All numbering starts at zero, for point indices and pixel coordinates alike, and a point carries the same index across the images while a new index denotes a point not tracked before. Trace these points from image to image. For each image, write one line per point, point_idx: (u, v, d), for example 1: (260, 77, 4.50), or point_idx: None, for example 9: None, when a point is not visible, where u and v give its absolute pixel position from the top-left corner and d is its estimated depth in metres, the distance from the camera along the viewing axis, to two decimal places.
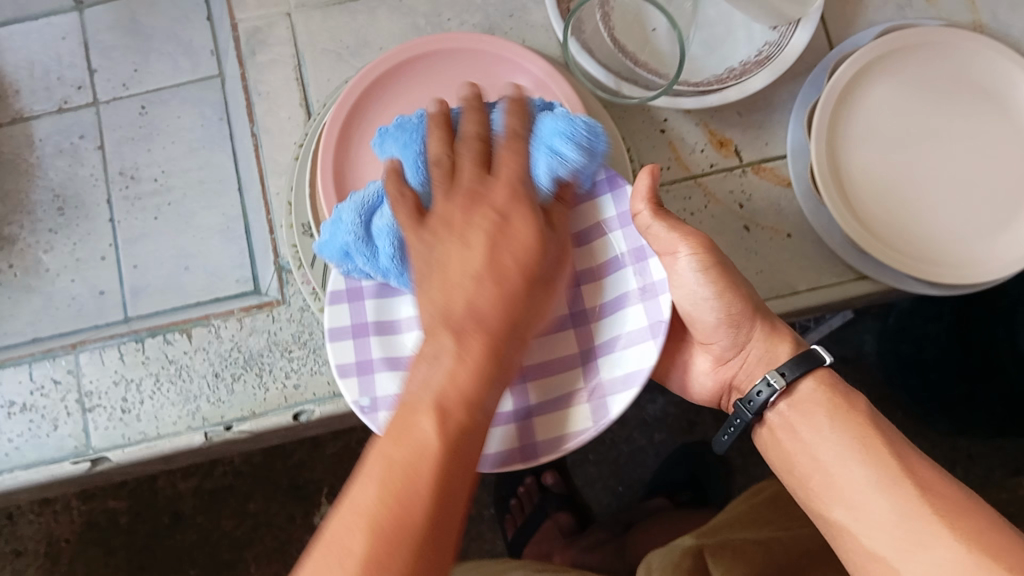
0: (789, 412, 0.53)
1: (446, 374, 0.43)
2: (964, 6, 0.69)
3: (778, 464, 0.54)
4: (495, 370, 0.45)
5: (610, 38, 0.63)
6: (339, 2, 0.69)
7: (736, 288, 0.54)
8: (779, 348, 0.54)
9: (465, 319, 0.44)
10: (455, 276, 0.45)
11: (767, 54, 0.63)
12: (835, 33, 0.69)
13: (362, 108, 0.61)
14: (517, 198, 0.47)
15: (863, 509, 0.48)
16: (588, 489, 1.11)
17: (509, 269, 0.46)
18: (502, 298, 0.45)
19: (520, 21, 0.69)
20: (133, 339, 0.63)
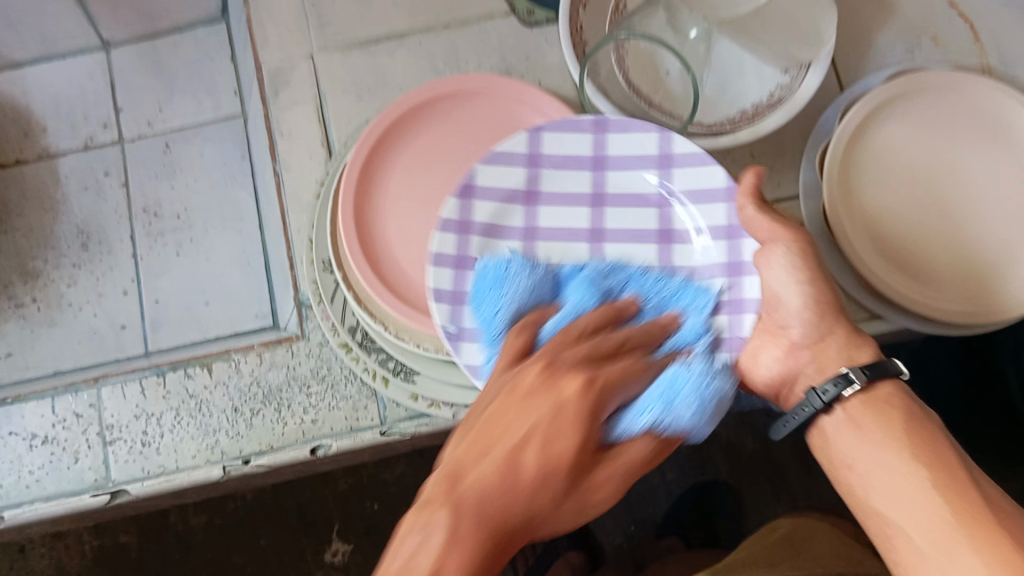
0: (860, 407, 0.52)
1: (431, 557, 0.38)
2: (973, 49, 0.70)
3: (832, 459, 0.53)
4: (484, 572, 0.40)
5: (625, 81, 0.64)
6: (359, 45, 0.71)
7: (823, 280, 0.54)
8: (861, 351, 0.53)
9: (474, 507, 0.41)
10: (482, 463, 0.43)
11: (778, 96, 0.64)
12: (845, 76, 0.70)
13: (384, 147, 0.62)
14: (586, 395, 0.45)
15: (920, 508, 0.47)
16: (599, 529, 1.11)
17: (529, 471, 0.43)
18: (508, 495, 0.42)
19: (536, 62, 0.71)
20: (154, 373, 0.64)
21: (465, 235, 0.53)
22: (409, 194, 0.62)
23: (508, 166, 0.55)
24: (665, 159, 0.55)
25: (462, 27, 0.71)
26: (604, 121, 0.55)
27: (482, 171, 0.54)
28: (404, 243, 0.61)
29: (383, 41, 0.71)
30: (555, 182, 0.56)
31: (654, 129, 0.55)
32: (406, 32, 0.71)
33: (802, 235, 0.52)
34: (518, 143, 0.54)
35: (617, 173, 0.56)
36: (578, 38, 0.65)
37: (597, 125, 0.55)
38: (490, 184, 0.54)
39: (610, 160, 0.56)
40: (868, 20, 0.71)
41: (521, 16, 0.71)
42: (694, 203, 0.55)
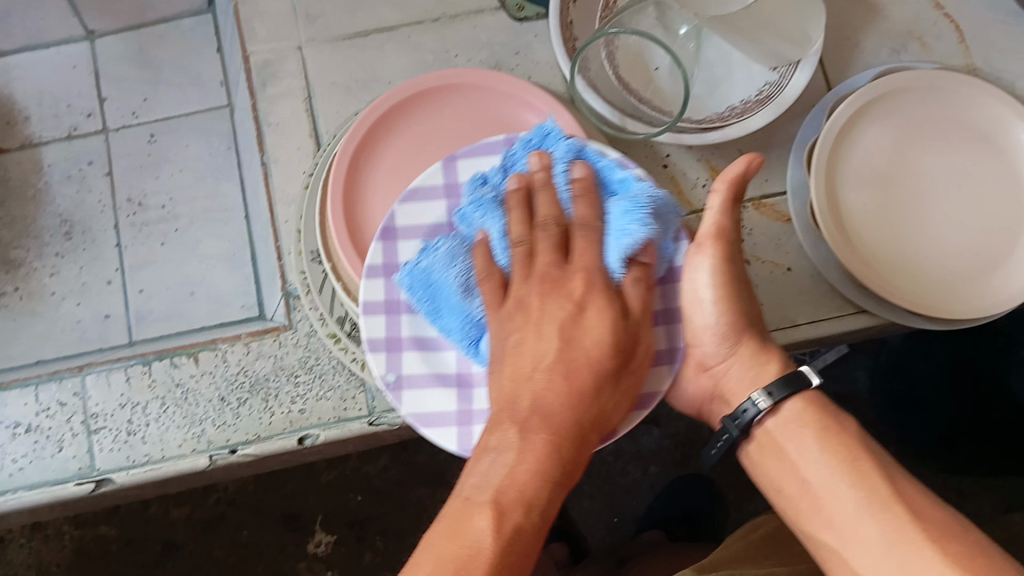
0: (775, 429, 0.54)
1: (505, 471, 0.43)
2: (957, 51, 0.71)
3: (767, 485, 0.55)
4: (568, 463, 0.45)
5: (615, 77, 0.64)
6: (349, 37, 0.70)
7: (736, 298, 0.55)
8: (766, 368, 0.56)
9: (530, 417, 0.45)
10: (524, 371, 0.47)
11: (768, 93, 0.65)
12: (830, 76, 0.71)
13: (384, 128, 0.63)
14: (592, 287, 0.48)
15: (853, 533, 0.50)
16: (582, 523, 1.12)
17: (579, 359, 0.47)
18: (570, 402, 0.46)
19: (525, 58, 0.71)
20: (140, 362, 0.64)
21: (390, 241, 0.51)
22: (397, 178, 0.62)
23: (427, 202, 0.52)
24: None
25: (452, 21, 0.71)
26: (515, 138, 0.53)
27: (401, 210, 0.52)
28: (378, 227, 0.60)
29: (373, 34, 0.71)
30: None
31: (570, 139, 0.53)
32: (396, 25, 0.71)
33: (731, 253, 0.54)
34: (432, 175, 0.52)
35: None
36: (568, 34, 0.65)
37: (509, 142, 0.53)
38: (410, 223, 0.52)
39: None
40: (855, 21, 0.72)
41: (510, 12, 0.71)
42: None
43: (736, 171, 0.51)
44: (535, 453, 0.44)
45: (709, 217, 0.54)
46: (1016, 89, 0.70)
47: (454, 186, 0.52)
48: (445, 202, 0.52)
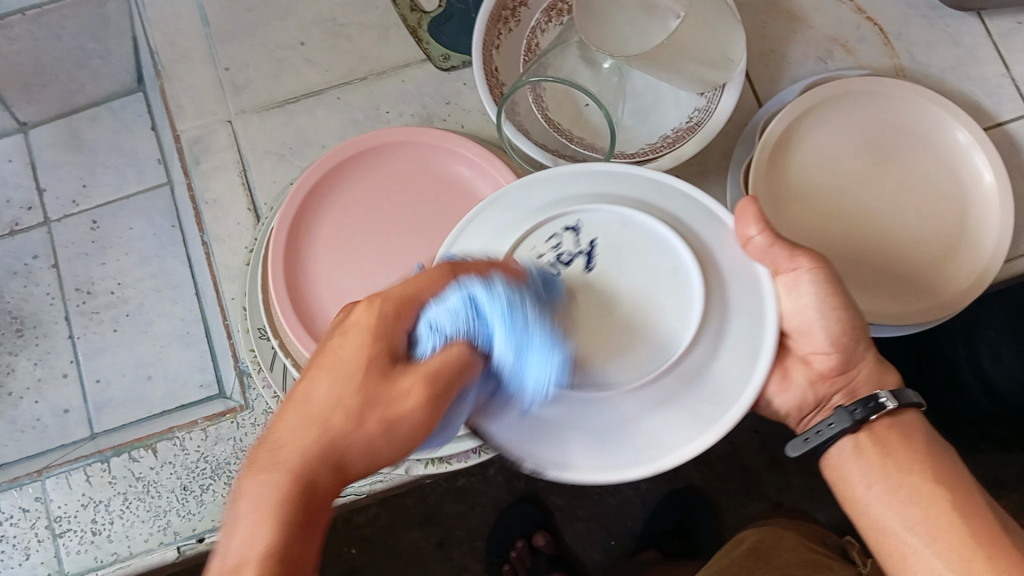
0: (887, 428, 0.51)
1: (241, 525, 0.36)
2: (883, 52, 0.71)
3: (851, 486, 0.52)
4: (307, 499, 0.37)
5: (544, 119, 0.65)
6: (278, 105, 0.70)
7: (846, 304, 0.52)
8: (887, 377, 0.55)
9: (317, 446, 0.38)
10: (320, 387, 0.40)
11: (696, 119, 0.65)
12: (761, 92, 0.70)
13: (391, 153, 0.64)
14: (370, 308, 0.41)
15: (943, 535, 0.48)
16: (579, 548, 1.16)
17: (338, 367, 0.40)
18: (330, 417, 0.39)
19: (456, 107, 0.70)
20: (98, 459, 0.63)
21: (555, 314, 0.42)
22: (360, 207, 0.63)
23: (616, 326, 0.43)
24: None
25: (379, 77, 0.70)
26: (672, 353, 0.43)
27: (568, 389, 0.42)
28: (324, 247, 0.62)
29: (301, 98, 0.70)
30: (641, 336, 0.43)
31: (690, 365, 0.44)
32: (324, 87, 0.70)
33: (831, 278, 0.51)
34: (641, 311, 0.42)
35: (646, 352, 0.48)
36: (495, 80, 0.65)
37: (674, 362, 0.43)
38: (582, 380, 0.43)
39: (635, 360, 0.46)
40: (779, 33, 0.71)
41: (436, 62, 0.70)
42: None
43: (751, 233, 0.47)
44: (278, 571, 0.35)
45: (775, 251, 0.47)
46: (945, 86, 0.70)
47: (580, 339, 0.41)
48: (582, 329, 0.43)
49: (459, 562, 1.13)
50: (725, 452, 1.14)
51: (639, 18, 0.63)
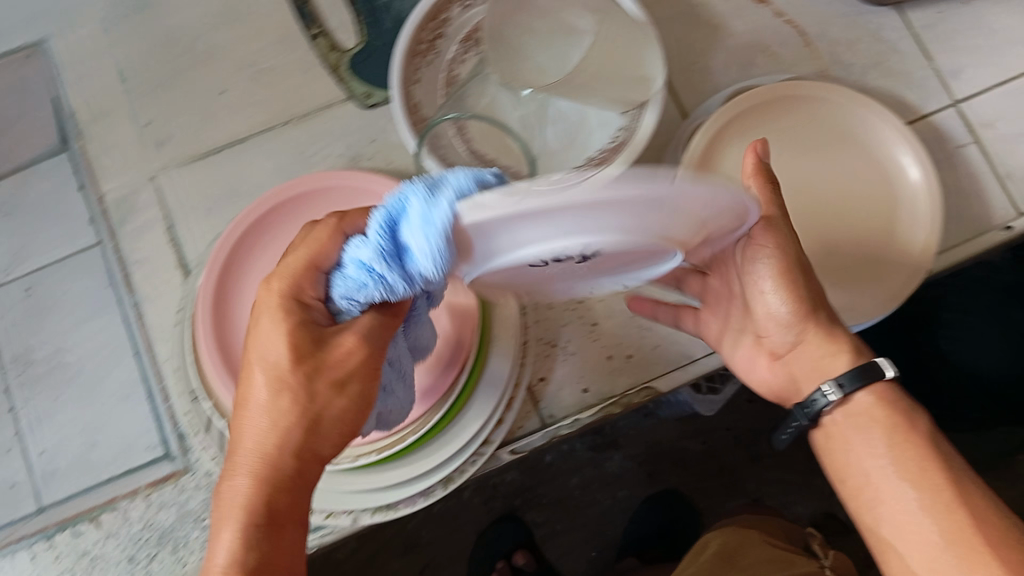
0: (841, 420, 0.52)
1: (247, 472, 0.44)
2: (803, 55, 0.70)
3: (837, 464, 0.52)
4: (287, 474, 0.45)
5: (469, 152, 0.64)
6: (200, 156, 0.68)
7: (808, 283, 0.52)
8: (837, 359, 0.51)
9: (284, 413, 0.44)
10: (281, 361, 0.44)
11: (621, 139, 0.63)
12: (687, 102, 0.70)
13: (320, 200, 0.64)
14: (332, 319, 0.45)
15: (919, 538, 0.47)
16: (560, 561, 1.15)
17: (303, 357, 0.44)
18: (287, 409, 0.44)
19: (383, 143, 0.68)
20: (42, 536, 0.63)
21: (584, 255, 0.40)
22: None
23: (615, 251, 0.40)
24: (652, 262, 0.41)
25: (304, 118, 0.69)
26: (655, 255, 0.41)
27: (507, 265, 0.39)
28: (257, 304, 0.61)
29: (225, 148, 0.68)
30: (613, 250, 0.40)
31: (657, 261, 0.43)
32: (247, 134, 0.68)
33: (791, 259, 0.50)
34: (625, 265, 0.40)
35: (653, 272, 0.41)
36: (416, 115, 0.64)
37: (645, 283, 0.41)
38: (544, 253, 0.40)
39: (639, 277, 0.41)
40: (700, 44, 0.70)
41: (359, 100, 0.69)
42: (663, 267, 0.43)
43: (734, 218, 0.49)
44: (273, 469, 0.44)
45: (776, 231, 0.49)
46: (870, 81, 0.70)
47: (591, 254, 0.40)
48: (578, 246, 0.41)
49: None
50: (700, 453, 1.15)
51: (557, 39, 0.66)
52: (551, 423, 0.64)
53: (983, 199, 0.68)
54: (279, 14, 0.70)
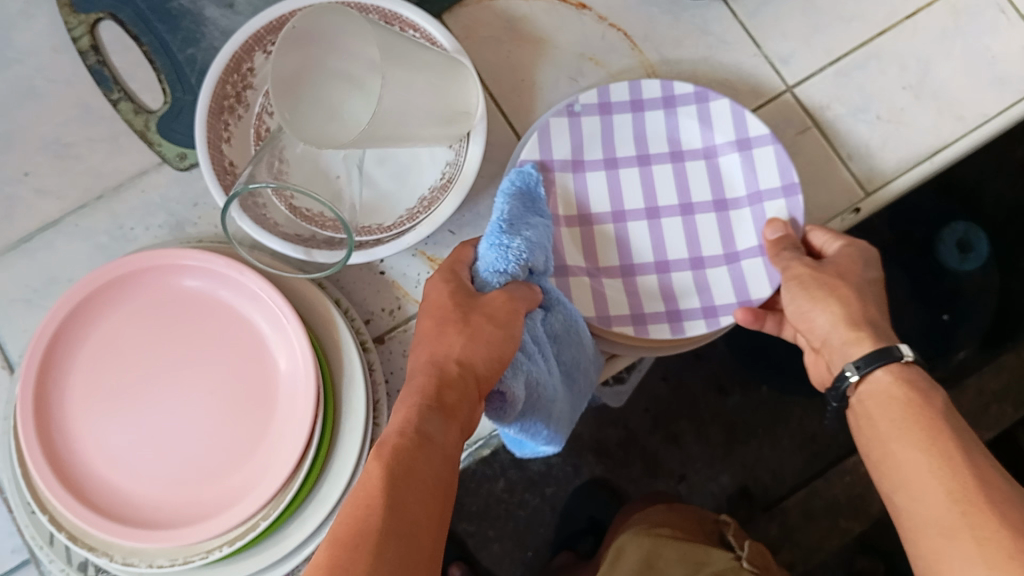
0: (869, 399, 0.52)
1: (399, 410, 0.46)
2: (632, 57, 0.68)
3: (863, 443, 0.52)
4: (445, 402, 0.46)
5: (291, 209, 0.60)
6: (14, 246, 0.65)
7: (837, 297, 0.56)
8: (861, 344, 0.54)
9: (451, 353, 0.49)
10: (440, 314, 0.52)
11: (449, 175, 0.63)
12: (517, 122, 0.68)
13: (133, 279, 0.58)
14: (509, 300, 0.52)
15: (922, 490, 0.45)
16: (498, 567, 1.25)
17: (475, 313, 0.51)
18: (446, 348, 0.50)
19: (205, 207, 0.66)
20: None
21: (610, 171, 0.65)
22: (116, 345, 0.58)
23: (599, 197, 0.64)
24: (652, 211, 0.64)
25: (116, 192, 0.66)
26: (621, 214, 0.64)
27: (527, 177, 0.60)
28: (89, 402, 0.57)
29: (37, 234, 0.65)
30: (634, 194, 0.65)
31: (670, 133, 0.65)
32: (60, 216, 0.65)
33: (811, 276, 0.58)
34: (602, 204, 0.64)
35: (670, 222, 0.64)
36: (233, 177, 0.62)
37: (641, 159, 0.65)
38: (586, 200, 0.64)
39: (653, 158, 0.65)
40: (526, 60, 0.68)
41: (174, 163, 0.66)
42: (718, 174, 0.65)
43: (777, 236, 0.61)
44: (425, 398, 0.46)
45: (785, 259, 0.60)
46: (700, 77, 0.69)
47: (610, 160, 0.65)
48: (602, 173, 0.65)
49: None
50: (620, 438, 1.25)
51: None
52: None
53: (829, 183, 0.68)
54: (79, 83, 0.66)
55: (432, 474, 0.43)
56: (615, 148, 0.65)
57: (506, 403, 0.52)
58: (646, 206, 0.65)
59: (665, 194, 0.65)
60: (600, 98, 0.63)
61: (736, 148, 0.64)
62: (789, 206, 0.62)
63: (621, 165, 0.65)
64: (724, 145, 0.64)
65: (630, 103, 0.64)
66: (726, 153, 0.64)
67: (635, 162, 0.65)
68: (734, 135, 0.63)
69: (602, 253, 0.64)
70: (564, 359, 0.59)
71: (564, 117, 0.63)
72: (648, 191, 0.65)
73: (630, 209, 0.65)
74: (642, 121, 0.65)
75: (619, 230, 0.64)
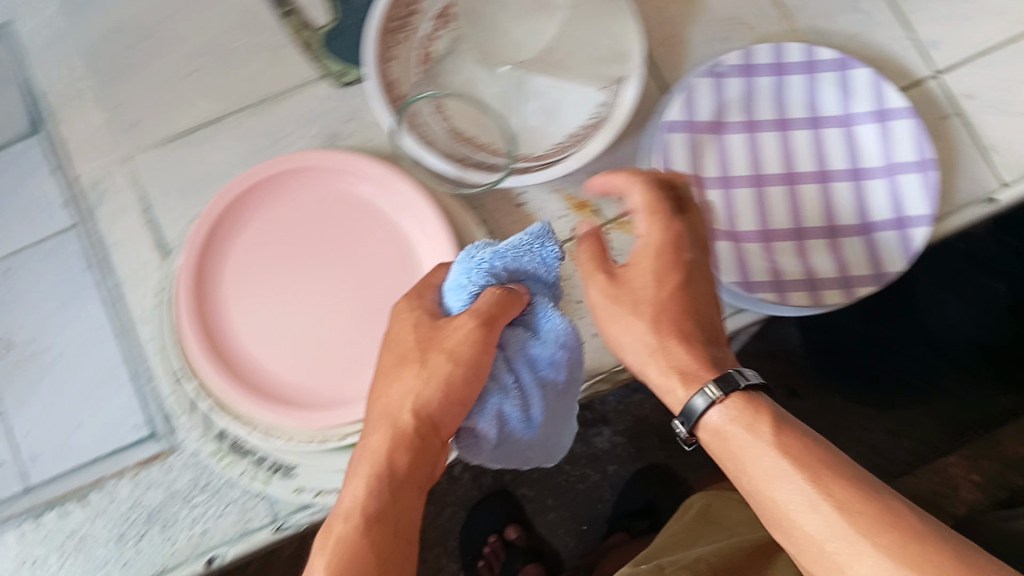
0: (727, 423, 0.44)
1: (354, 486, 0.46)
2: (782, 27, 0.70)
3: (732, 468, 0.44)
4: (417, 459, 0.47)
5: (447, 129, 0.63)
6: (175, 138, 0.68)
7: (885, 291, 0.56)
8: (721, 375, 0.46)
9: (405, 400, 0.48)
10: (394, 354, 0.50)
11: (600, 114, 0.64)
12: (665, 76, 0.70)
13: (307, 175, 0.64)
14: (477, 325, 0.47)
15: (829, 537, 0.38)
16: (553, 536, 1.20)
17: (431, 349, 0.48)
18: (404, 390, 0.48)
19: (359, 123, 0.69)
20: (30, 517, 0.64)
21: (753, 136, 0.66)
22: (269, 236, 0.64)
23: (741, 161, 0.66)
24: (790, 176, 0.66)
25: (276, 99, 0.69)
26: (759, 178, 0.65)
27: (677, 162, 0.63)
28: (241, 283, 0.63)
29: (199, 129, 0.68)
30: (773, 160, 0.66)
31: (806, 99, 0.66)
32: (221, 115, 0.69)
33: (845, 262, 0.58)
34: (743, 169, 0.65)
35: (806, 186, 0.66)
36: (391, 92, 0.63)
37: (780, 124, 0.66)
38: (728, 165, 0.65)
39: (792, 123, 0.66)
40: (679, 17, 0.70)
41: (333, 78, 0.69)
42: (851, 145, 0.65)
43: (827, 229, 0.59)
44: (380, 470, 0.46)
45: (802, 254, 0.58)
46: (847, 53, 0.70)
47: (752, 123, 0.66)
48: (746, 135, 0.66)
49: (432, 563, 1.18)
50: None
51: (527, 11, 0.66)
52: None
53: (966, 170, 0.68)
54: None
55: (395, 551, 0.44)
56: (755, 111, 0.66)
57: (479, 437, 0.52)
58: (784, 171, 0.66)
59: (801, 158, 0.66)
60: (743, 60, 0.65)
61: (875, 119, 0.64)
62: (924, 181, 0.62)
63: (762, 128, 0.66)
64: (863, 113, 0.65)
65: (772, 67, 0.65)
66: (863, 122, 0.65)
67: (774, 126, 0.66)
68: (873, 104, 0.64)
69: (743, 218, 0.64)
70: (560, 380, 0.53)
71: (707, 78, 0.64)
72: (786, 158, 0.66)
73: (769, 174, 0.66)
74: (783, 85, 0.66)
75: (758, 194, 0.65)
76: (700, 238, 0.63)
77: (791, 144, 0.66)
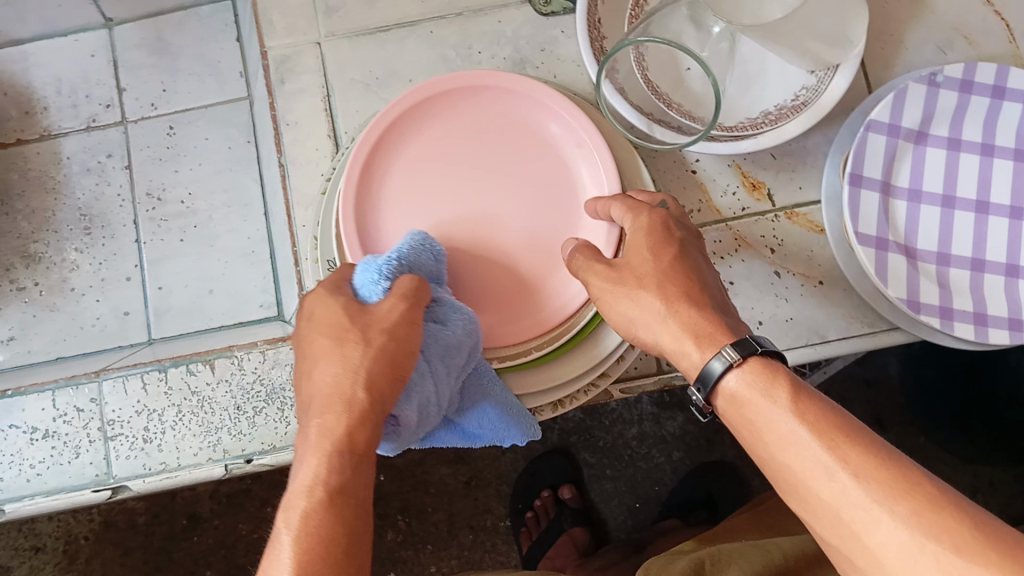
0: (743, 385, 0.45)
1: (315, 452, 0.46)
2: (1007, 49, 0.66)
3: (741, 427, 0.45)
4: (326, 441, 0.46)
5: (644, 80, 0.61)
6: (370, 32, 0.68)
7: None
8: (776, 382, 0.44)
9: (348, 376, 0.48)
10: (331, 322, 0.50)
11: (803, 99, 0.62)
12: (871, 73, 0.67)
13: (490, 95, 0.63)
14: (404, 304, 0.50)
15: (838, 491, 0.40)
16: (604, 506, 1.18)
17: (375, 331, 0.49)
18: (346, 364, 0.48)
19: (551, 55, 0.69)
20: (156, 369, 0.67)
21: (954, 153, 0.63)
22: (439, 146, 0.62)
23: (935, 177, 0.63)
24: (982, 204, 0.62)
25: (474, 15, 0.69)
26: (950, 199, 0.62)
27: (868, 166, 0.61)
28: (403, 185, 0.62)
29: (394, 28, 0.68)
30: (968, 183, 0.63)
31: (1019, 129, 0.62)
32: (417, 19, 0.68)
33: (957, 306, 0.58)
34: (935, 185, 0.63)
35: (997, 218, 0.62)
36: (596, 33, 0.62)
37: (985, 148, 0.63)
38: (920, 179, 0.63)
39: (997, 149, 0.63)
40: (900, 16, 0.67)
41: (535, 5, 0.69)
42: None
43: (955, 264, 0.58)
44: (339, 445, 0.45)
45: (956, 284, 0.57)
46: None
47: (956, 141, 0.63)
48: (946, 152, 0.63)
49: (483, 503, 1.16)
50: None
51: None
52: (667, 371, 0.66)
53: None
54: None
55: (350, 533, 0.44)
56: (961, 129, 0.63)
57: (400, 423, 0.52)
58: (977, 198, 0.62)
59: (998, 187, 0.62)
60: (963, 74, 0.61)
61: None
62: None
63: (965, 147, 0.63)
64: None
65: (992, 89, 0.62)
66: None
67: (978, 149, 0.63)
68: None
69: (923, 236, 0.62)
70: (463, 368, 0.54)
71: (923, 84, 0.61)
72: (983, 183, 0.62)
73: (961, 197, 0.63)
74: (998, 109, 0.62)
75: (944, 216, 0.62)
76: (874, 247, 0.60)
77: (991, 171, 0.62)
